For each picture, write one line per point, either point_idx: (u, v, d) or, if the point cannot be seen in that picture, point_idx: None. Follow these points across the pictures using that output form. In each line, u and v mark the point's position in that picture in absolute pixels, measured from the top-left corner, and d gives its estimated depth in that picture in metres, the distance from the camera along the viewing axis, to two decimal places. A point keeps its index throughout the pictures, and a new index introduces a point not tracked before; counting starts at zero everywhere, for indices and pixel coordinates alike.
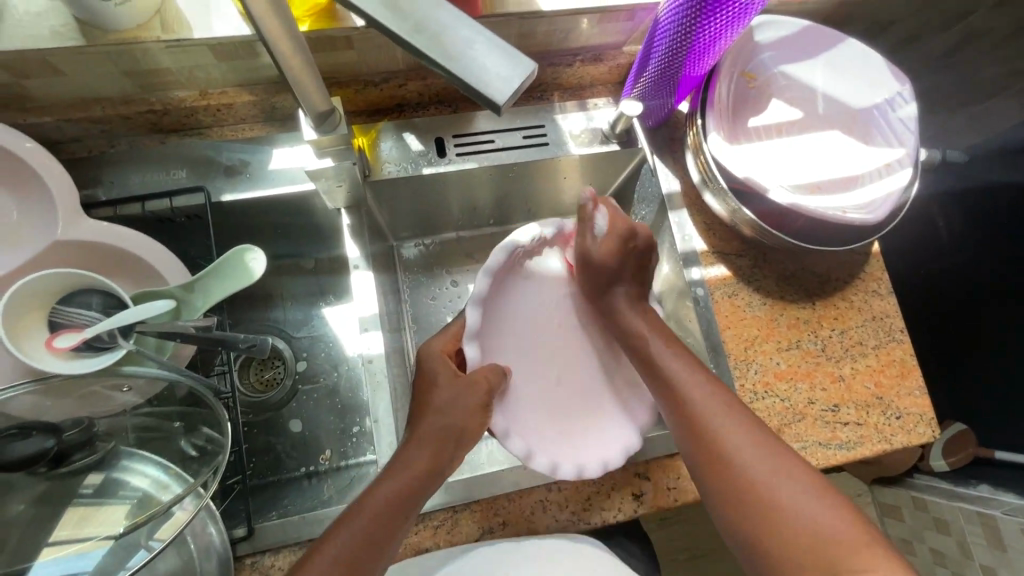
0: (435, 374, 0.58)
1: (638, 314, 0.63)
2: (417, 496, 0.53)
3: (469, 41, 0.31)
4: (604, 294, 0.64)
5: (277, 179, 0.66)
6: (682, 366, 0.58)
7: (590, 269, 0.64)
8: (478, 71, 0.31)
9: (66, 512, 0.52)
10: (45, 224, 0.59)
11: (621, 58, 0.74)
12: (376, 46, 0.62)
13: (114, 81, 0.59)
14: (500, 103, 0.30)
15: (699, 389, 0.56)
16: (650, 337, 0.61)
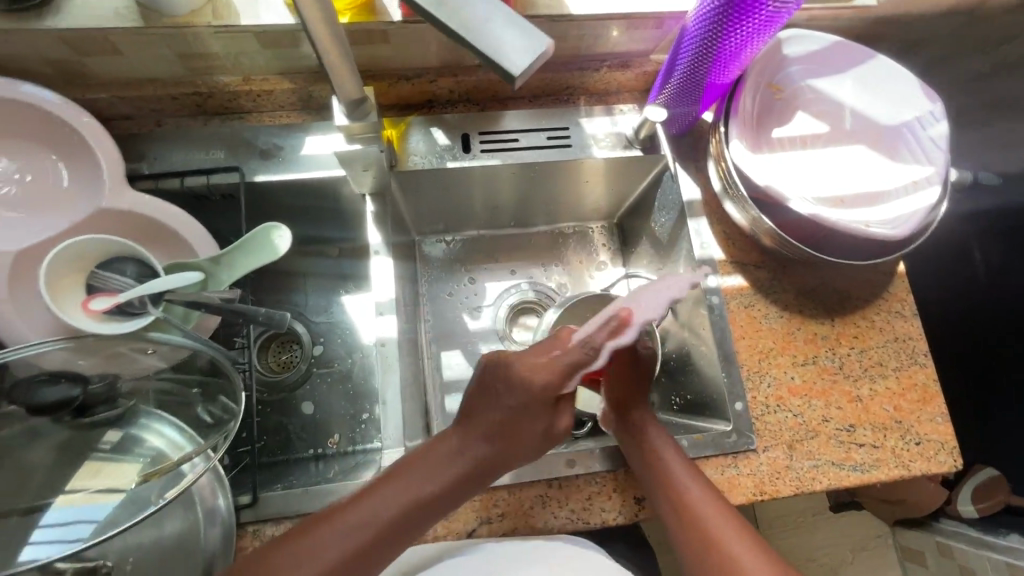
0: (540, 422, 0.54)
1: (655, 424, 0.60)
2: (451, 497, 0.53)
3: (488, 15, 0.33)
4: (634, 406, 0.62)
5: (310, 165, 0.69)
6: (688, 476, 0.56)
7: (627, 383, 0.63)
8: (495, 43, 0.32)
9: (83, 465, 0.55)
10: (92, 191, 0.63)
11: (649, 65, 0.75)
12: (411, 42, 0.65)
13: (166, 63, 0.63)
14: (515, 76, 0.32)
15: (702, 497, 0.54)
16: (661, 444, 0.58)
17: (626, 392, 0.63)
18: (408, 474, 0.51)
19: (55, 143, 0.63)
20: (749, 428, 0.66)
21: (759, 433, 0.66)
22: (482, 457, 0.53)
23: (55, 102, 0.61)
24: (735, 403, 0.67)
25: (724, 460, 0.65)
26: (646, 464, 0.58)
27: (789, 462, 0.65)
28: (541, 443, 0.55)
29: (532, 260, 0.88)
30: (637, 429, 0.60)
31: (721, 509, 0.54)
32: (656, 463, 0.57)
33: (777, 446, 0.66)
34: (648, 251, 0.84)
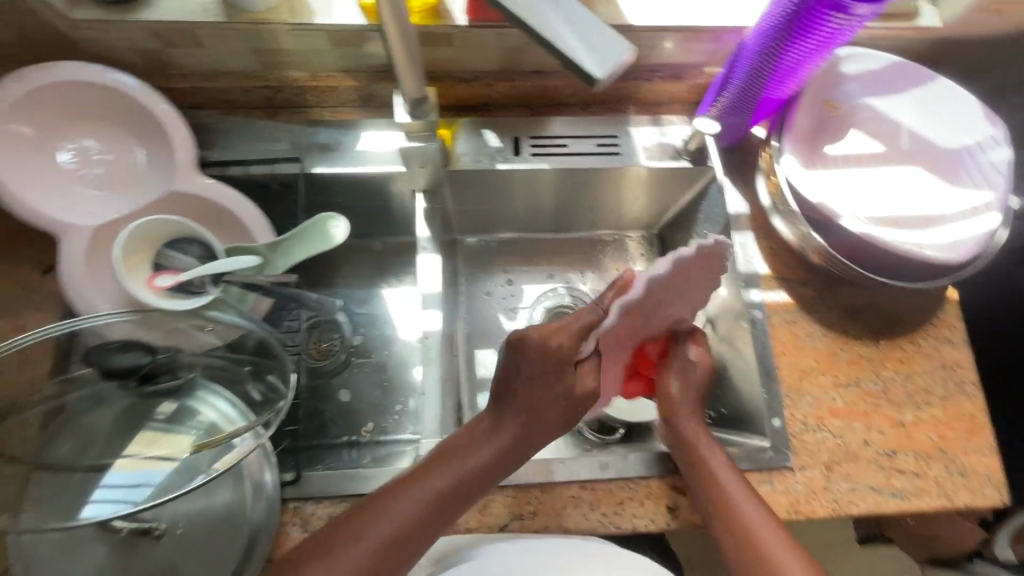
0: (564, 382, 0.57)
1: (705, 435, 0.61)
2: (489, 479, 0.55)
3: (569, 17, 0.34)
4: (685, 420, 0.62)
5: (366, 160, 0.72)
6: (742, 491, 0.56)
7: (681, 391, 0.64)
8: (576, 42, 0.34)
9: (140, 433, 0.59)
10: (165, 174, 0.67)
11: (702, 78, 0.75)
12: (472, 46, 0.67)
13: (242, 57, 0.67)
14: (596, 75, 0.33)
15: (755, 509, 0.55)
16: (714, 461, 0.59)
17: (678, 401, 0.63)
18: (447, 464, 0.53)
19: (134, 126, 0.67)
20: (786, 445, 0.65)
21: (797, 452, 0.65)
22: (519, 435, 0.55)
23: (135, 87, 0.64)
24: (773, 419, 0.66)
25: (760, 476, 0.64)
26: (696, 476, 0.58)
27: (827, 484, 0.64)
28: (562, 405, 0.57)
29: (570, 265, 0.89)
30: (689, 440, 0.61)
31: (777, 530, 0.54)
32: (706, 474, 0.58)
33: (815, 466, 0.65)
34: None
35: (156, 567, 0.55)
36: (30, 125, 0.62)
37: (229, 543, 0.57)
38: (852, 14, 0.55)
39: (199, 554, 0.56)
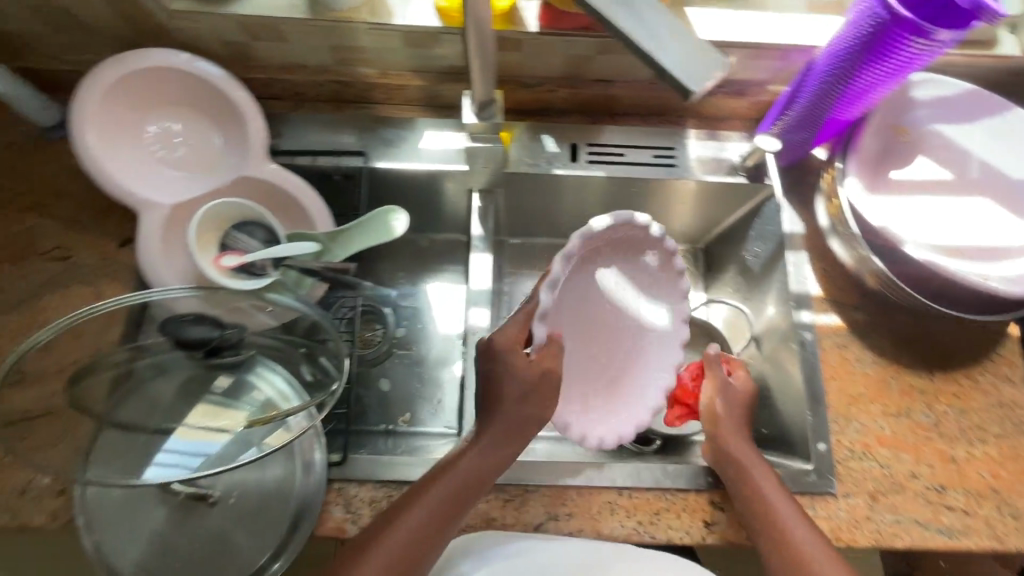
0: (512, 369, 0.58)
1: (752, 454, 0.61)
2: (496, 470, 0.57)
3: (665, 38, 0.36)
4: (728, 434, 0.62)
5: (427, 157, 0.74)
6: (791, 509, 0.57)
7: (727, 406, 0.64)
8: (674, 62, 0.36)
9: (198, 405, 0.61)
10: (239, 160, 0.70)
11: (765, 95, 0.75)
12: (541, 52, 0.69)
13: (320, 53, 0.70)
14: (693, 91, 0.35)
15: (805, 529, 0.56)
16: (760, 477, 0.59)
17: (725, 416, 0.63)
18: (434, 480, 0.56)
19: (213, 112, 0.70)
20: (830, 471, 0.64)
21: (841, 478, 0.64)
22: (509, 427, 0.58)
23: (217, 75, 0.67)
24: (818, 443, 0.65)
25: (801, 500, 0.63)
26: (744, 495, 0.59)
27: (870, 513, 0.63)
28: (532, 388, 0.58)
29: None
30: (737, 459, 0.60)
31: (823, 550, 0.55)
32: (758, 494, 0.58)
33: (859, 494, 0.63)
34: (735, 279, 0.83)
35: (210, 530, 0.60)
36: (122, 107, 0.66)
37: (281, 513, 0.61)
38: (935, 39, 0.55)
39: (251, 521, 0.61)
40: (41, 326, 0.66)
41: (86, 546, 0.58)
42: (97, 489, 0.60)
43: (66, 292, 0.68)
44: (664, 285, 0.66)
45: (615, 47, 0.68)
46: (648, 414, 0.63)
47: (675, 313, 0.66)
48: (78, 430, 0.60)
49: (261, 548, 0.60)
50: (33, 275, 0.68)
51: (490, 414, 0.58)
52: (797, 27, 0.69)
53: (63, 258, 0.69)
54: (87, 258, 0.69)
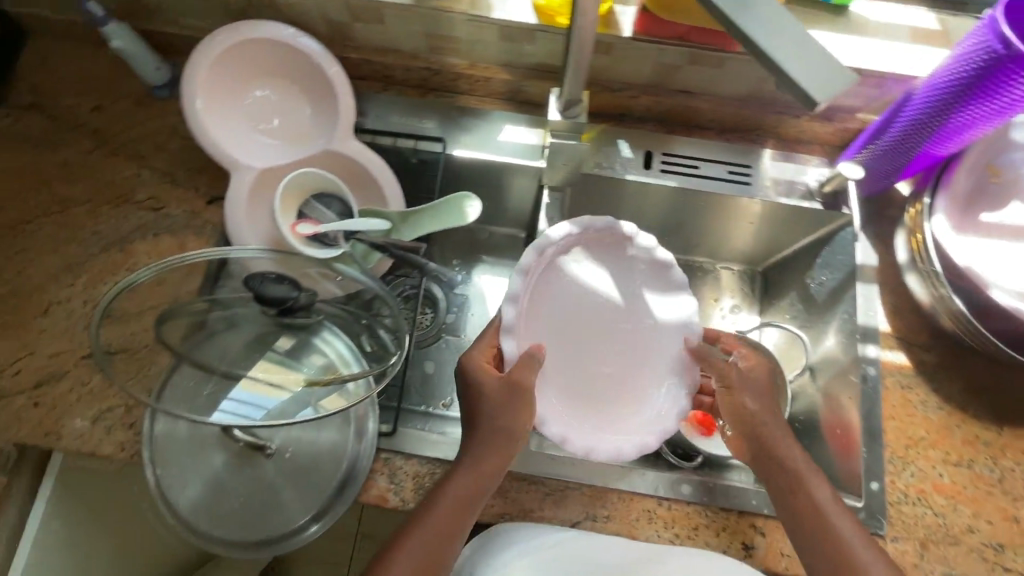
0: (483, 387, 0.58)
1: (799, 454, 0.59)
2: (484, 490, 0.57)
3: (792, 46, 0.35)
4: (775, 437, 0.59)
5: (502, 150, 0.76)
6: (851, 528, 0.55)
7: (758, 399, 0.62)
8: (799, 71, 0.35)
9: (260, 360, 0.61)
10: (325, 133, 0.73)
11: (852, 122, 0.74)
12: (630, 56, 0.70)
13: (415, 38, 0.73)
14: (817, 102, 0.34)
15: (859, 539, 0.55)
16: (819, 491, 0.57)
17: (760, 410, 0.61)
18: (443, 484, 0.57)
19: (309, 86, 0.73)
20: (881, 512, 0.62)
21: (892, 521, 0.62)
22: (491, 449, 0.57)
23: (317, 51, 0.70)
24: (871, 482, 0.63)
25: None
26: (788, 497, 0.57)
27: (919, 562, 0.60)
28: (503, 398, 0.57)
29: None
30: (780, 459, 0.59)
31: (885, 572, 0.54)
32: (808, 499, 0.56)
33: (909, 540, 0.61)
34: (794, 306, 0.82)
35: (261, 481, 0.63)
36: (229, 73, 0.70)
37: (331, 474, 0.64)
38: None
39: (298, 480, 0.64)
40: (131, 270, 0.70)
41: (149, 479, 0.62)
42: (165, 426, 0.63)
43: (156, 240, 0.72)
44: (647, 277, 0.66)
45: (705, 59, 0.69)
46: (676, 419, 0.61)
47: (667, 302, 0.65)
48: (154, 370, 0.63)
49: (304, 509, 0.63)
50: (127, 221, 0.73)
51: (472, 438, 0.58)
52: (895, 55, 0.68)
53: (155, 208, 0.73)
54: (177, 210, 0.74)
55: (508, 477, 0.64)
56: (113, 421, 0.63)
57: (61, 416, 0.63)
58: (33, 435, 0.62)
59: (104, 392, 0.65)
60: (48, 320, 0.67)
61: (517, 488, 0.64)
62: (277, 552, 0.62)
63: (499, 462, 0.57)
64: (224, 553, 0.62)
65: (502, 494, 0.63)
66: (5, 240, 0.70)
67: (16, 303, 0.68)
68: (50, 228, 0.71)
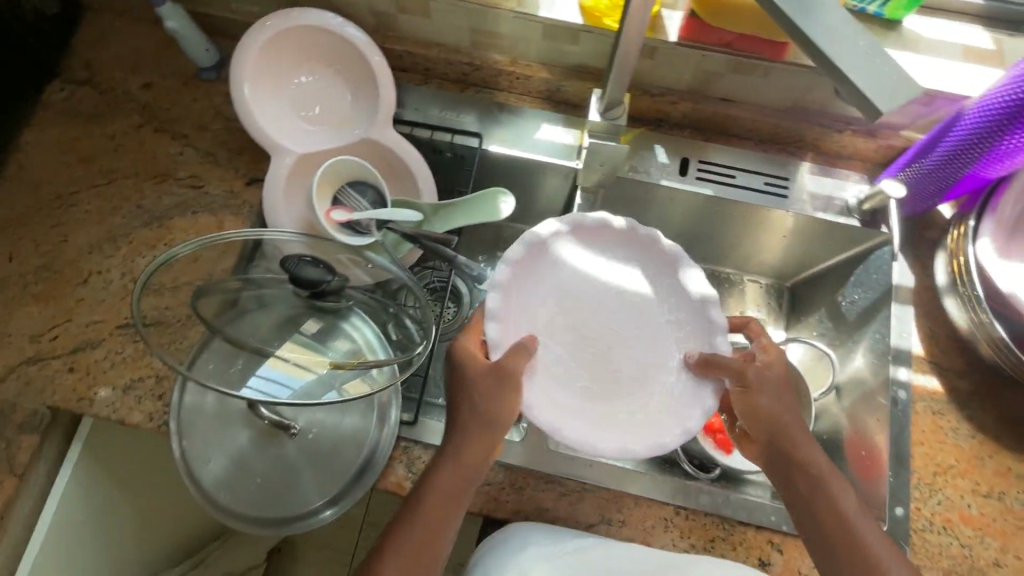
0: (467, 374, 0.57)
1: (818, 452, 0.57)
2: (471, 480, 0.56)
3: (856, 52, 0.35)
4: (796, 438, 0.57)
5: (537, 148, 0.76)
6: (872, 529, 0.55)
7: (781, 397, 0.58)
8: (863, 78, 0.34)
9: (288, 341, 0.60)
10: (365, 122, 0.74)
11: (896, 140, 0.73)
12: (673, 61, 0.70)
13: (460, 33, 0.74)
14: (881, 112, 0.34)
15: (881, 542, 0.54)
16: (841, 495, 0.56)
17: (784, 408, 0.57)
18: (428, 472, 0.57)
19: (350, 75, 0.74)
20: (904, 538, 0.60)
21: (915, 549, 0.60)
22: (474, 439, 0.56)
23: (361, 40, 0.71)
24: (895, 507, 0.62)
25: None
26: (807, 500, 0.56)
27: None
28: (485, 385, 0.56)
29: None
30: (800, 460, 0.57)
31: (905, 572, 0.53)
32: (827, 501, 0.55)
33: (932, 569, 0.59)
34: (822, 324, 0.80)
35: (282, 459, 0.64)
36: (276, 58, 0.71)
37: (350, 459, 0.64)
38: None
39: (317, 462, 0.64)
40: (169, 245, 0.72)
41: (175, 450, 0.63)
42: (193, 398, 0.65)
43: (195, 217, 0.74)
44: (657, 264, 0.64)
45: (749, 67, 0.69)
46: (700, 418, 0.58)
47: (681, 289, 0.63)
48: (185, 342, 0.61)
49: (319, 492, 0.64)
50: (168, 196, 0.74)
51: (456, 428, 0.57)
52: (944, 74, 0.67)
53: (195, 186, 0.75)
54: (217, 190, 0.75)
55: (525, 474, 0.64)
56: (143, 391, 0.65)
57: (93, 382, 0.65)
58: (66, 398, 0.64)
59: (135, 361, 0.66)
60: (87, 289, 0.69)
61: (533, 485, 0.64)
62: (288, 533, 0.63)
63: (482, 451, 0.56)
64: (238, 528, 0.62)
65: (518, 490, 0.64)
66: (52, 208, 0.72)
67: (58, 270, 0.69)
68: (95, 199, 0.73)
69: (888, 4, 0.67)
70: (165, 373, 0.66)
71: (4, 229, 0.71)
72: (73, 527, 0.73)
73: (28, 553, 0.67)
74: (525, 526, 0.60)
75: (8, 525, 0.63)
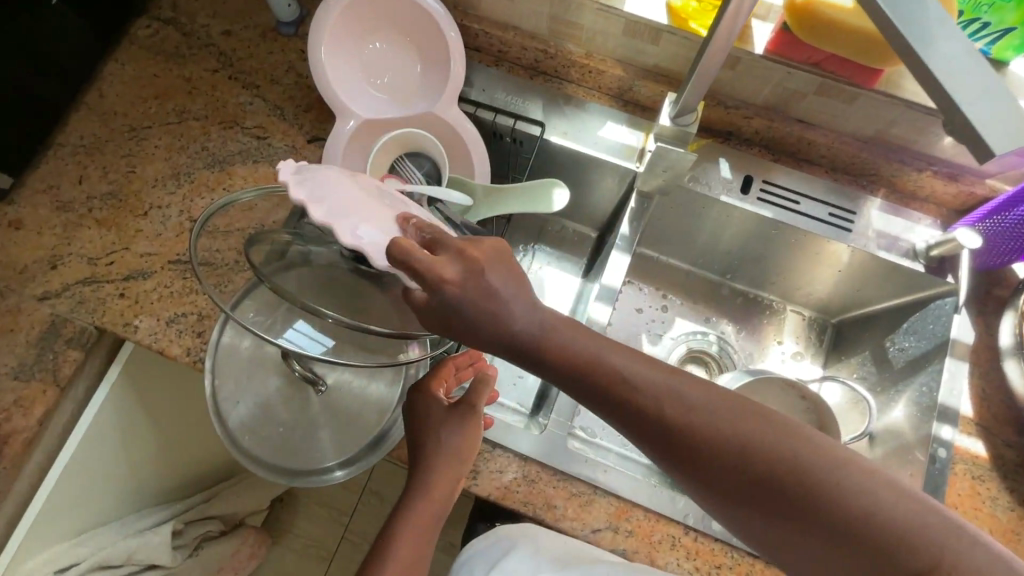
0: (432, 411, 0.61)
1: (607, 348, 0.43)
2: (442, 508, 0.60)
3: (978, 82, 0.33)
4: (589, 338, 0.44)
5: (599, 144, 0.74)
6: (697, 394, 0.43)
7: (643, 379, 0.42)
8: (980, 113, 0.32)
9: (314, 295, 0.58)
10: (431, 95, 0.73)
11: (980, 187, 0.69)
12: (755, 75, 0.68)
13: (540, 19, 0.73)
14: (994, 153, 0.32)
15: (922, 513, 0.39)
16: (652, 378, 0.43)
17: (645, 401, 0.42)
18: (409, 496, 0.60)
19: (422, 44, 0.73)
20: None
21: None
22: (444, 476, 0.59)
23: (440, 12, 0.70)
24: None
25: None
26: (787, 521, 0.41)
27: None
28: (445, 422, 0.60)
29: (729, 316, 0.85)
30: (733, 464, 0.41)
31: (745, 421, 0.42)
32: (810, 500, 0.40)
33: None
34: (864, 366, 0.78)
35: (307, 415, 0.65)
36: (354, 21, 0.71)
37: (371, 425, 0.66)
38: None
39: (338, 423, 0.65)
40: (228, 189, 0.74)
41: (208, 388, 0.65)
42: (231, 338, 0.66)
43: (255, 166, 0.75)
44: (340, 194, 0.48)
45: (835, 91, 0.66)
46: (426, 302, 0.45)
47: (367, 210, 0.47)
48: (233, 287, 0.63)
49: (335, 452, 0.65)
50: (233, 143, 0.76)
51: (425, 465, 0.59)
52: None
53: (259, 136, 0.77)
54: (280, 143, 0.77)
55: (539, 467, 0.64)
56: (185, 326, 0.67)
57: (139, 311, 0.67)
58: (113, 320, 0.66)
59: (181, 296, 0.68)
60: (146, 221, 0.71)
61: (545, 481, 0.64)
62: (299, 485, 0.64)
63: (450, 484, 0.60)
64: (261, 474, 0.64)
65: (530, 483, 0.63)
66: (124, 139, 0.75)
67: (121, 199, 0.72)
68: (164, 136, 0.76)
69: (999, 42, 0.63)
70: (207, 311, 0.68)
71: (78, 152, 0.74)
72: (102, 442, 0.76)
73: (58, 461, 0.70)
74: (511, 527, 0.65)
75: (44, 431, 0.66)
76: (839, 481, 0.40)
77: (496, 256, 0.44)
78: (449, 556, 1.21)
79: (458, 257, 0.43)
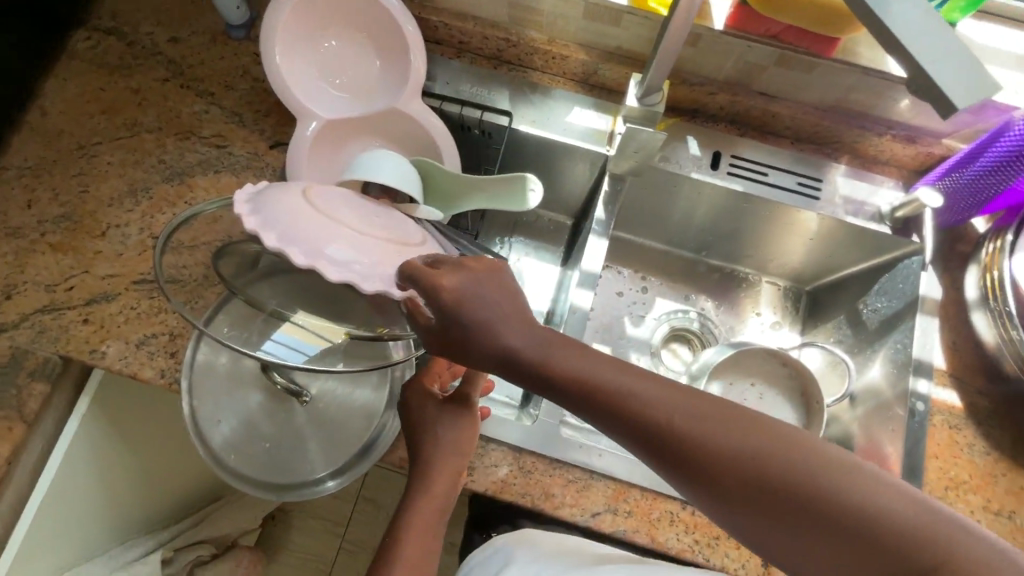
0: (427, 408, 0.60)
1: (600, 362, 0.43)
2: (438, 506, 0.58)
3: (937, 42, 0.33)
4: (582, 353, 0.44)
5: (567, 130, 0.74)
6: (693, 404, 0.42)
7: (638, 390, 0.42)
8: (940, 71, 0.33)
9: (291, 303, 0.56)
10: (393, 91, 0.72)
11: (938, 147, 0.72)
12: (716, 51, 0.69)
13: (501, 6, 0.72)
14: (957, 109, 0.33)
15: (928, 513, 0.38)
16: (647, 390, 0.42)
17: (642, 412, 0.42)
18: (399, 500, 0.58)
19: (380, 40, 0.71)
20: None
21: None
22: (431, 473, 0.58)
23: (396, 6, 0.68)
24: None
25: None
26: (796, 527, 0.39)
27: None
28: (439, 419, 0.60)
29: (707, 292, 0.86)
30: (734, 472, 0.40)
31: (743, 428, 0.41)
32: (815, 506, 0.39)
33: None
34: (840, 329, 0.80)
35: (294, 427, 0.64)
36: (307, 19, 0.69)
37: (360, 430, 0.65)
38: None
39: (326, 431, 0.64)
40: (190, 202, 0.71)
41: (186, 409, 0.62)
42: (206, 356, 0.64)
43: (217, 176, 0.73)
44: (276, 198, 0.48)
45: (795, 62, 0.67)
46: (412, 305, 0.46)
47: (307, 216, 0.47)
48: (205, 302, 0.61)
49: (325, 463, 0.63)
50: (192, 154, 0.73)
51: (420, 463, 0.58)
52: None
53: (219, 145, 0.74)
54: (240, 150, 0.74)
55: (535, 457, 0.64)
56: (156, 347, 0.64)
57: (106, 335, 0.64)
58: (78, 348, 0.63)
59: (150, 317, 0.65)
60: (105, 242, 0.68)
61: (542, 470, 0.63)
62: (291, 500, 0.63)
63: (450, 481, 0.59)
64: (248, 492, 0.62)
65: (526, 473, 0.63)
66: (73, 158, 0.72)
67: (76, 220, 0.69)
68: (117, 151, 0.72)
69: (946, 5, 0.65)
70: (179, 330, 0.65)
71: (24, 174, 0.70)
72: (79, 476, 0.73)
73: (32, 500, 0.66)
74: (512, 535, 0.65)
75: (13, 471, 0.63)
76: (842, 484, 0.39)
77: (489, 269, 0.46)
78: (450, 555, 1.21)
79: (458, 268, 0.45)
